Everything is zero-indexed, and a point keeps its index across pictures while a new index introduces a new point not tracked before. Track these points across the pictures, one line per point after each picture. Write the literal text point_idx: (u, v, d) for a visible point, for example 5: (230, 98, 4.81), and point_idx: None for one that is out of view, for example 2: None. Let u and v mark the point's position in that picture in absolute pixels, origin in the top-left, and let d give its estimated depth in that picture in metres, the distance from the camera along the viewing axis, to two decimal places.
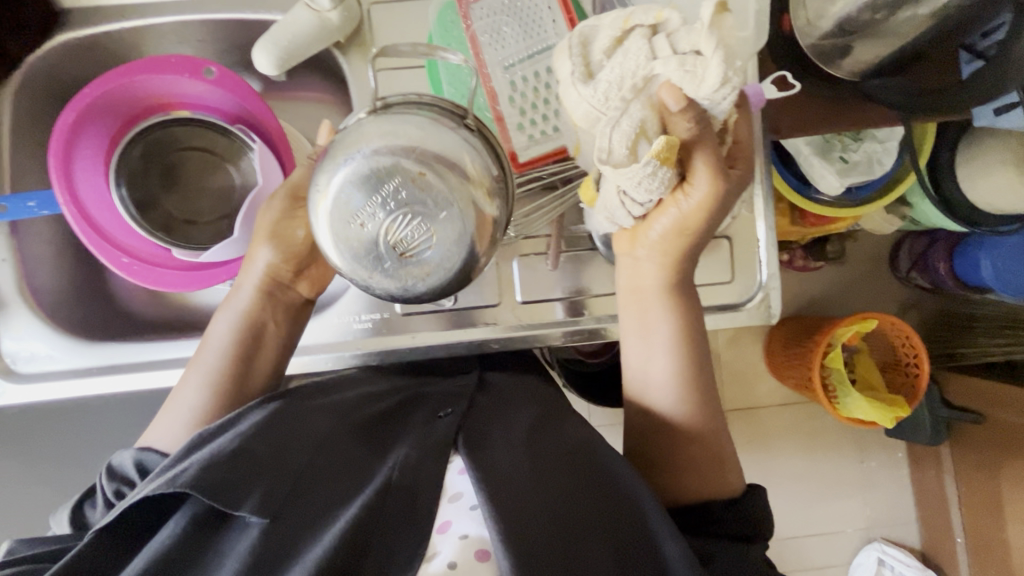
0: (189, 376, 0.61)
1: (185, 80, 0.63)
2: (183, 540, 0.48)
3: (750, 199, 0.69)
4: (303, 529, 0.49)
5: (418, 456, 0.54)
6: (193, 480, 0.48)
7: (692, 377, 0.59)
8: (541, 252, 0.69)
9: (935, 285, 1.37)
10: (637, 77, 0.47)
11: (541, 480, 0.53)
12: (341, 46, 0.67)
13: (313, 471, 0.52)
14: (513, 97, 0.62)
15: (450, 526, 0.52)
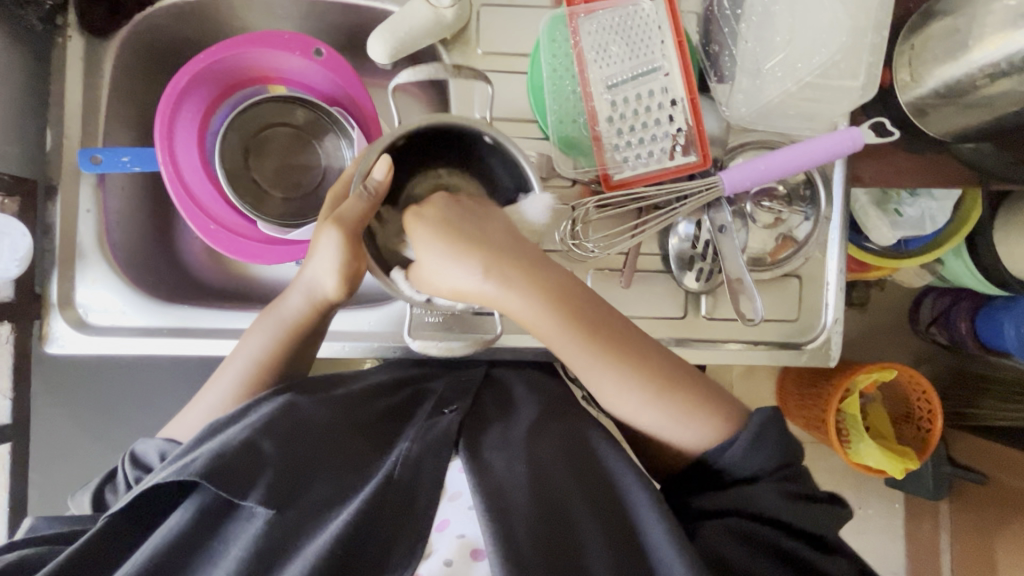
0: (226, 369, 0.63)
1: (293, 56, 0.64)
2: (190, 528, 0.50)
3: (825, 242, 0.70)
4: (305, 520, 0.50)
5: (420, 452, 0.55)
6: (205, 470, 0.49)
7: (665, 388, 0.55)
8: (616, 269, 0.69)
9: (953, 343, 1.38)
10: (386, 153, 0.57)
11: (546, 494, 0.53)
12: (445, 43, 0.68)
13: (312, 463, 0.53)
14: (612, 117, 0.64)
15: (448, 525, 0.54)
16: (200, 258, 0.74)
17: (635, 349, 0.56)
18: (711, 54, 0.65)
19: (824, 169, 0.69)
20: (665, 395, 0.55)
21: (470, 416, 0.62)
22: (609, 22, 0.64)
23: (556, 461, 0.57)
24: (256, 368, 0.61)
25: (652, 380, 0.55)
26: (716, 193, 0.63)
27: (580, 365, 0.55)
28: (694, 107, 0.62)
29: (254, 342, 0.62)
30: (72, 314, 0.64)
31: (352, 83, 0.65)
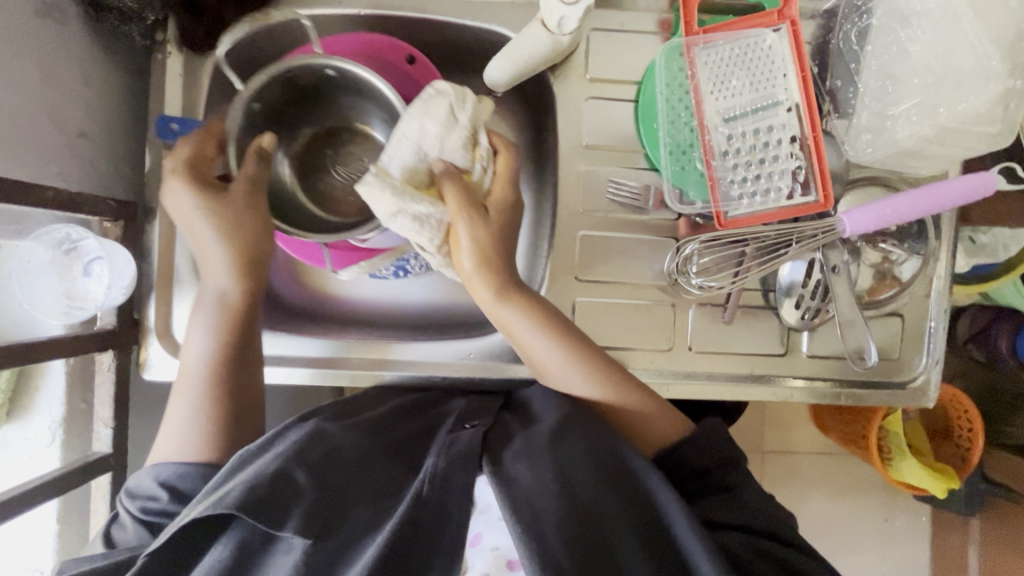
0: (183, 385, 0.59)
1: (388, 64, 0.63)
2: (230, 563, 0.49)
3: (929, 281, 0.69)
4: (346, 545, 0.50)
5: (448, 467, 0.53)
6: (238, 501, 0.48)
7: (598, 368, 0.61)
8: (717, 304, 0.68)
9: (990, 361, 1.37)
10: (451, 129, 0.58)
11: (587, 512, 0.50)
12: (553, 68, 0.66)
13: (346, 490, 0.52)
14: (728, 152, 0.62)
15: (482, 539, 0.54)
16: (289, 283, 0.77)
17: (589, 352, 0.62)
18: (834, 90, 0.63)
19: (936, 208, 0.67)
20: (597, 381, 0.61)
21: (496, 428, 0.59)
22: (730, 54, 0.62)
23: (592, 468, 0.53)
24: (209, 382, 0.58)
25: (579, 352, 0.61)
26: (834, 236, 0.62)
27: (506, 317, 0.61)
28: (818, 146, 0.59)
29: (200, 343, 0.59)
30: (170, 341, 0.63)
31: None
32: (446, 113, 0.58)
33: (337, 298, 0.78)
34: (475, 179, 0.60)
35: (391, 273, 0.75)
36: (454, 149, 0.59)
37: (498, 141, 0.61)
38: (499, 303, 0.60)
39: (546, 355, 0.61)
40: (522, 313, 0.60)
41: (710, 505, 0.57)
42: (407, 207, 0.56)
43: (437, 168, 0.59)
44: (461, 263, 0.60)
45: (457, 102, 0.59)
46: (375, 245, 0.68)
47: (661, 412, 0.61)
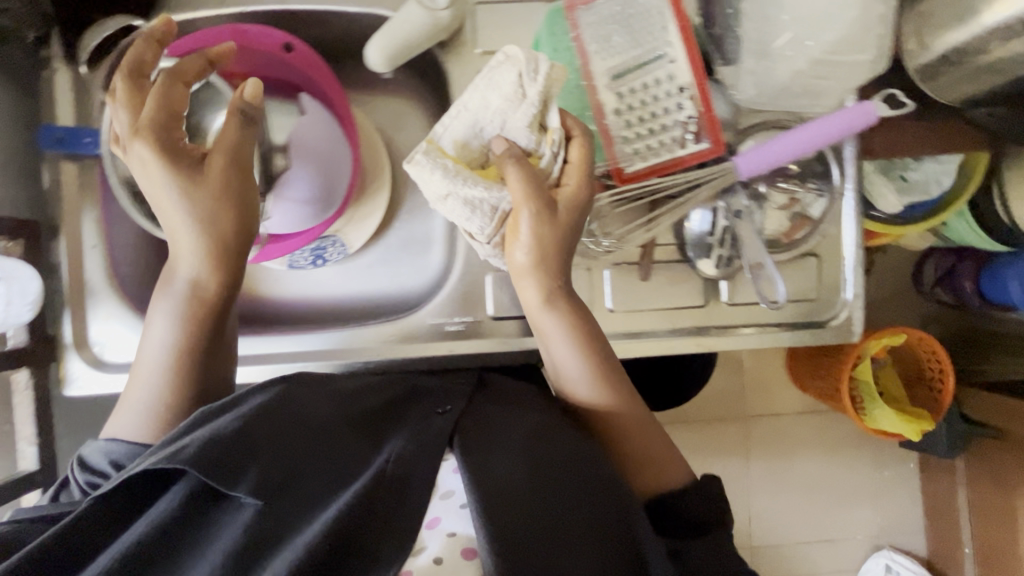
0: (141, 374, 0.54)
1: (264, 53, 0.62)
2: (175, 515, 0.45)
3: (839, 218, 0.70)
4: (295, 513, 0.46)
5: (415, 450, 0.51)
6: (194, 457, 0.45)
7: (589, 351, 0.58)
8: (632, 263, 0.69)
9: (960, 302, 1.37)
10: (534, 103, 0.56)
11: (542, 485, 0.49)
12: (441, 46, 0.67)
13: (303, 462, 0.49)
14: (619, 109, 0.62)
15: (439, 522, 0.51)
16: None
17: (609, 364, 0.59)
18: (714, 37, 0.63)
19: (835, 144, 0.68)
20: (600, 381, 0.58)
21: (467, 416, 0.57)
22: (611, 11, 0.62)
23: (563, 451, 0.52)
24: (170, 366, 0.53)
25: (583, 334, 0.58)
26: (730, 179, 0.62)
27: (544, 324, 0.59)
28: (703, 93, 0.61)
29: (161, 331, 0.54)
30: (88, 352, 0.63)
31: (326, 79, 0.63)
32: (517, 84, 0.56)
33: (269, 300, 0.80)
34: (543, 164, 0.57)
35: (309, 262, 0.76)
36: (472, 126, 0.58)
37: (573, 126, 0.58)
38: (545, 308, 0.58)
39: (569, 366, 0.58)
40: (564, 322, 0.58)
41: (680, 538, 0.53)
42: (459, 189, 0.56)
43: (496, 146, 0.57)
44: (515, 257, 0.57)
45: (526, 72, 0.56)
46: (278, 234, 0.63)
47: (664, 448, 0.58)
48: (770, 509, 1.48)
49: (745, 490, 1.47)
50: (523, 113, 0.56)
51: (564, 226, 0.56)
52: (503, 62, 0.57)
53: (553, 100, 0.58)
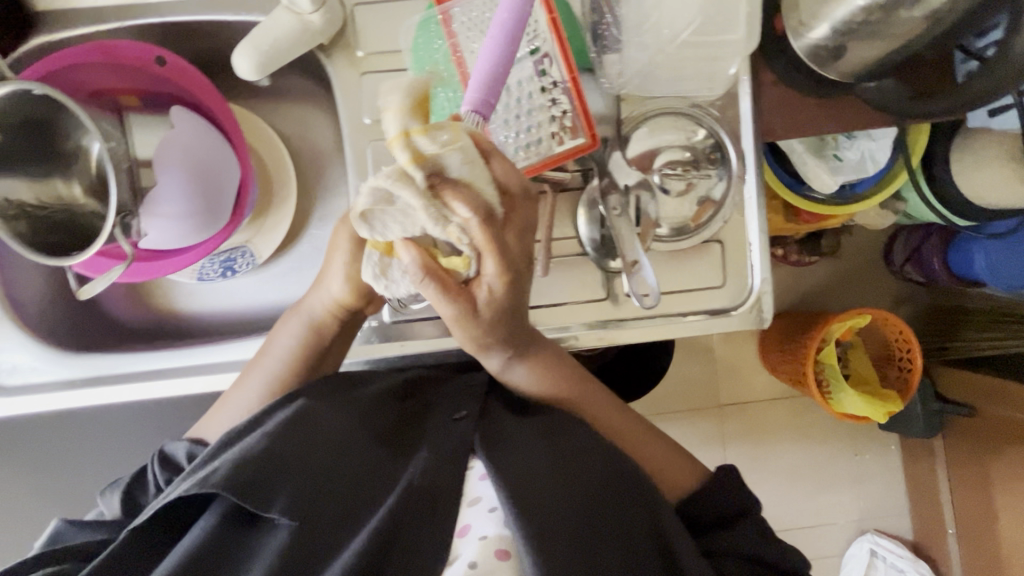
0: (255, 368, 0.64)
1: (137, 67, 0.61)
2: (215, 538, 0.49)
3: (743, 203, 0.68)
4: (331, 531, 0.49)
5: (435, 456, 0.52)
6: (224, 481, 0.48)
7: (547, 369, 0.62)
8: (531, 258, 0.68)
9: (929, 279, 1.34)
10: (653, 150, 0.66)
11: (563, 486, 0.52)
12: (325, 49, 0.66)
13: (331, 476, 0.51)
14: (496, 109, 0.62)
15: (470, 529, 0.50)
16: (131, 311, 0.77)
17: (556, 372, 0.62)
18: (592, 25, 0.63)
19: (729, 125, 0.67)
20: (568, 401, 0.62)
21: (484, 417, 0.58)
22: (479, 10, 0.61)
23: (572, 448, 0.55)
24: (285, 365, 0.63)
25: (543, 359, 0.62)
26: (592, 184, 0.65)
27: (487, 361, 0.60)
28: (576, 88, 0.60)
29: (280, 346, 0.64)
30: None
31: (205, 92, 0.62)
32: (677, 144, 0.66)
33: (184, 316, 0.78)
34: (671, 209, 0.67)
35: (219, 273, 0.75)
36: (661, 176, 0.66)
37: (714, 193, 0.67)
38: (512, 361, 0.60)
39: (529, 386, 0.62)
40: (533, 374, 0.61)
41: (711, 537, 0.59)
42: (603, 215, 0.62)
43: (634, 183, 0.64)
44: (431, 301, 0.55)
45: (688, 131, 0.66)
46: (157, 244, 0.61)
47: (636, 431, 0.65)
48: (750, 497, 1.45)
49: None
50: (661, 161, 0.66)
51: (692, 255, 0.69)
52: (670, 117, 0.66)
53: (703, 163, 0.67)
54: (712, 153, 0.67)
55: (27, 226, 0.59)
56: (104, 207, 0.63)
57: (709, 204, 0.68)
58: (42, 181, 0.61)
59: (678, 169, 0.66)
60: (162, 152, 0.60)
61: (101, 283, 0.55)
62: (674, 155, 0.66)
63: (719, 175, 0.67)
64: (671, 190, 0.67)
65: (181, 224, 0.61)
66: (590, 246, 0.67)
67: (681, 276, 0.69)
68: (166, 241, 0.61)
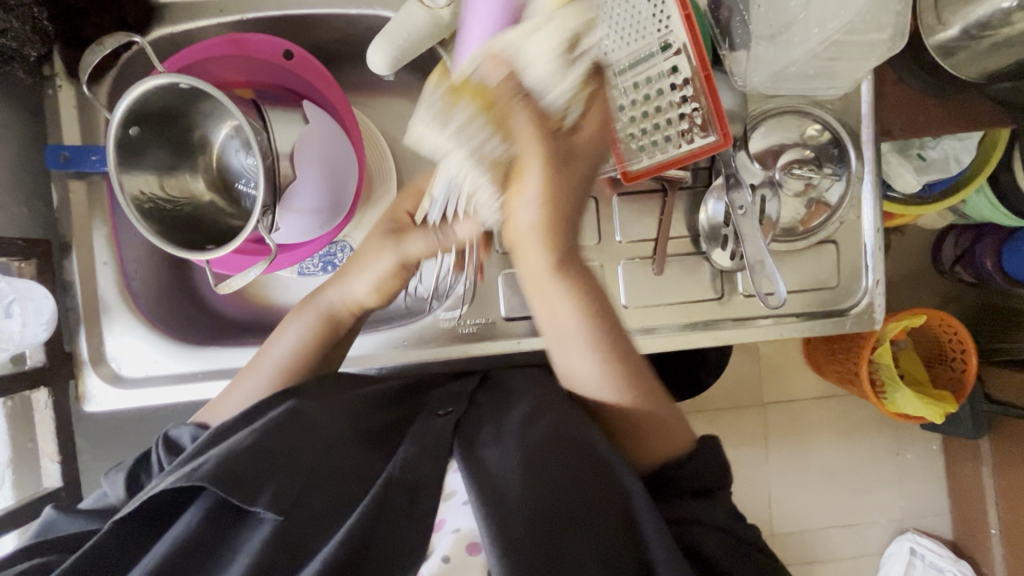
0: (262, 360, 0.62)
1: (263, 61, 0.61)
2: (199, 533, 0.47)
3: (859, 203, 0.67)
4: (311, 532, 0.47)
5: (418, 453, 0.51)
6: (211, 473, 0.47)
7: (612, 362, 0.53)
8: (646, 256, 0.68)
9: (980, 279, 1.29)
10: (773, 149, 0.65)
11: (540, 484, 0.48)
12: (444, 45, 0.66)
13: (311, 473, 0.49)
14: (623, 106, 0.61)
15: (445, 523, 0.50)
16: (233, 303, 0.71)
17: (635, 367, 0.53)
18: (721, 21, 0.62)
19: (850, 125, 0.66)
20: (622, 386, 0.53)
21: (468, 416, 0.57)
22: (610, 5, 0.60)
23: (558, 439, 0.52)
24: (295, 357, 0.61)
25: (608, 350, 0.52)
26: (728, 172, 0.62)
27: (545, 289, 0.51)
28: (710, 85, 0.58)
29: (290, 337, 0.62)
30: (106, 369, 0.65)
31: (323, 83, 0.61)
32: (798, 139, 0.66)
33: (281, 310, 0.71)
34: (792, 205, 0.66)
35: (320, 269, 0.70)
36: (786, 175, 0.65)
37: (834, 192, 0.67)
38: (555, 275, 0.50)
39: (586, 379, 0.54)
40: (575, 294, 0.50)
41: (675, 503, 0.52)
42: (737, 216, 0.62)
43: (759, 182, 0.64)
44: (519, 212, 0.47)
45: (806, 129, 0.66)
46: (284, 240, 0.61)
47: (655, 406, 0.55)
48: (796, 499, 1.40)
49: (766, 480, 1.40)
50: (784, 161, 0.65)
51: (805, 252, 0.68)
52: (791, 115, 0.65)
53: (822, 161, 0.66)
54: (832, 151, 0.66)
55: (157, 218, 0.58)
56: (228, 202, 0.64)
57: (822, 203, 0.67)
58: (171, 176, 0.61)
59: (804, 168, 0.65)
60: (302, 147, 0.60)
61: (240, 280, 0.57)
62: (797, 155, 0.65)
63: (836, 173, 0.66)
64: (795, 190, 0.66)
65: (314, 219, 0.61)
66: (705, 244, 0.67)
67: (793, 276, 0.69)
68: (293, 237, 0.61)
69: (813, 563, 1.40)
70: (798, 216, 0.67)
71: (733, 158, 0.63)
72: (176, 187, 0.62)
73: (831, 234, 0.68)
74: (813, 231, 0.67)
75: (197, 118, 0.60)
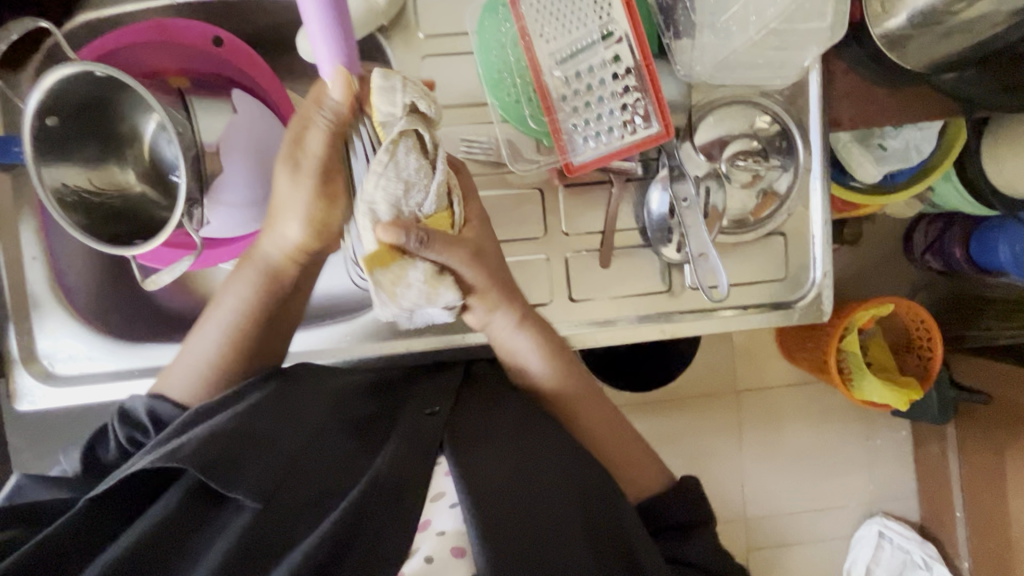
0: (206, 319, 0.60)
1: (192, 48, 0.59)
2: (175, 516, 0.46)
3: (807, 194, 0.67)
4: (297, 522, 0.47)
5: (404, 452, 0.51)
6: (191, 454, 0.46)
7: (553, 346, 0.62)
8: (594, 249, 0.67)
9: (949, 268, 1.29)
10: (721, 138, 0.64)
11: (527, 486, 0.52)
12: (384, 32, 0.64)
13: (297, 466, 0.49)
14: (567, 95, 0.60)
15: (430, 523, 0.52)
16: (174, 296, 0.71)
17: (570, 358, 0.64)
18: (665, 8, 0.60)
19: (798, 116, 0.65)
20: (558, 366, 0.62)
21: (455, 416, 0.57)
22: None
23: (537, 447, 0.55)
24: (241, 318, 0.59)
25: (547, 340, 0.62)
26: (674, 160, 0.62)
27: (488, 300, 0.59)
28: (651, 75, 0.58)
29: (234, 298, 0.59)
30: (37, 367, 0.63)
31: (260, 71, 0.60)
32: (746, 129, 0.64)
33: None
34: (740, 198, 0.66)
35: None
36: (734, 166, 0.64)
37: (784, 184, 0.66)
38: (520, 327, 0.61)
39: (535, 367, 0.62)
40: (536, 341, 0.61)
41: (664, 540, 0.58)
42: (681, 208, 0.62)
43: (703, 173, 0.63)
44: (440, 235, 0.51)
45: (753, 119, 0.64)
46: (218, 233, 0.60)
47: (619, 437, 0.63)
48: (767, 485, 1.41)
49: (736, 466, 1.40)
50: (732, 151, 0.64)
51: (755, 243, 0.68)
52: (739, 105, 0.64)
53: (770, 151, 0.65)
54: (782, 140, 0.65)
55: (83, 213, 0.56)
56: (160, 195, 0.62)
57: (772, 193, 0.66)
58: (97, 167, 0.59)
59: (751, 160, 0.64)
60: (228, 140, 0.57)
61: (168, 274, 0.56)
62: (744, 145, 0.64)
63: (785, 162, 0.66)
64: (744, 181, 0.65)
65: (244, 214, 0.58)
66: (653, 238, 0.66)
67: (742, 268, 0.68)
68: (223, 230, 0.59)
69: (783, 548, 1.41)
70: (747, 208, 0.66)
71: (676, 148, 0.62)
72: (103, 178, 0.59)
73: (779, 227, 0.68)
74: (762, 222, 0.66)
75: (122, 107, 0.58)
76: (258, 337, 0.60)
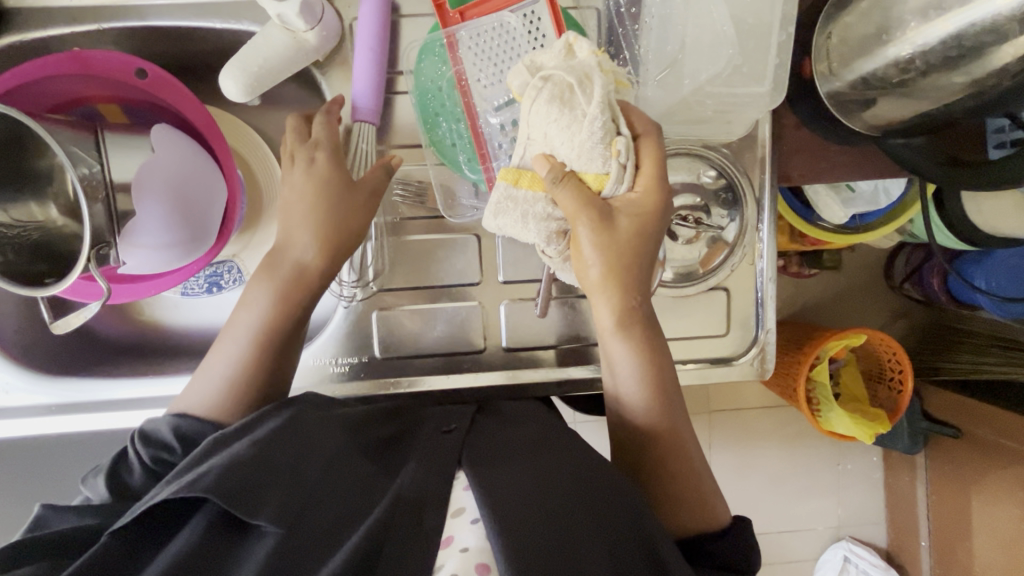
0: (227, 338, 0.55)
1: (118, 80, 0.58)
2: (193, 550, 0.39)
3: (754, 249, 0.65)
4: (316, 550, 0.38)
5: (424, 470, 0.44)
6: (212, 485, 0.39)
7: (653, 360, 0.52)
8: (530, 296, 0.65)
9: (928, 298, 1.26)
10: None
11: (582, 505, 0.43)
12: (321, 67, 0.62)
13: (319, 491, 0.42)
14: (503, 143, 0.58)
15: (453, 540, 0.39)
16: (108, 321, 0.68)
17: (673, 397, 0.53)
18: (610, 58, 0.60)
19: (745, 170, 0.63)
20: (656, 386, 0.52)
21: (471, 435, 0.51)
22: (488, 36, 0.57)
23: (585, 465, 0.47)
24: (264, 332, 0.55)
25: (645, 350, 0.52)
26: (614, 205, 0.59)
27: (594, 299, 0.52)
28: None
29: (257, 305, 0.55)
30: None
31: (189, 107, 0.58)
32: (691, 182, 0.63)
33: (164, 330, 0.70)
34: (683, 250, 0.64)
35: (203, 289, 0.67)
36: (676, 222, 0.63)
37: (733, 235, 0.64)
38: (618, 333, 0.52)
39: (629, 390, 0.53)
40: (638, 359, 0.52)
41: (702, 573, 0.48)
42: None
43: None
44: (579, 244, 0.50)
45: (695, 172, 0.63)
46: (135, 271, 0.58)
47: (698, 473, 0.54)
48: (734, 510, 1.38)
49: None
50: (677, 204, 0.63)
51: (702, 295, 0.66)
52: (685, 155, 0.62)
53: (712, 204, 0.64)
54: (730, 192, 0.63)
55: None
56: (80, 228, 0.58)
57: (719, 244, 0.64)
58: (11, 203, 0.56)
59: (691, 214, 0.63)
60: (144, 182, 0.55)
61: (77, 317, 0.54)
62: (684, 198, 0.63)
63: (732, 214, 0.64)
64: (685, 236, 0.64)
65: (164, 255, 0.57)
66: None
67: (683, 324, 0.67)
68: (138, 269, 0.57)
69: None
70: (693, 258, 0.64)
71: None
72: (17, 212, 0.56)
73: (723, 281, 0.66)
74: (709, 277, 0.65)
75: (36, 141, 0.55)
76: (278, 353, 0.55)
